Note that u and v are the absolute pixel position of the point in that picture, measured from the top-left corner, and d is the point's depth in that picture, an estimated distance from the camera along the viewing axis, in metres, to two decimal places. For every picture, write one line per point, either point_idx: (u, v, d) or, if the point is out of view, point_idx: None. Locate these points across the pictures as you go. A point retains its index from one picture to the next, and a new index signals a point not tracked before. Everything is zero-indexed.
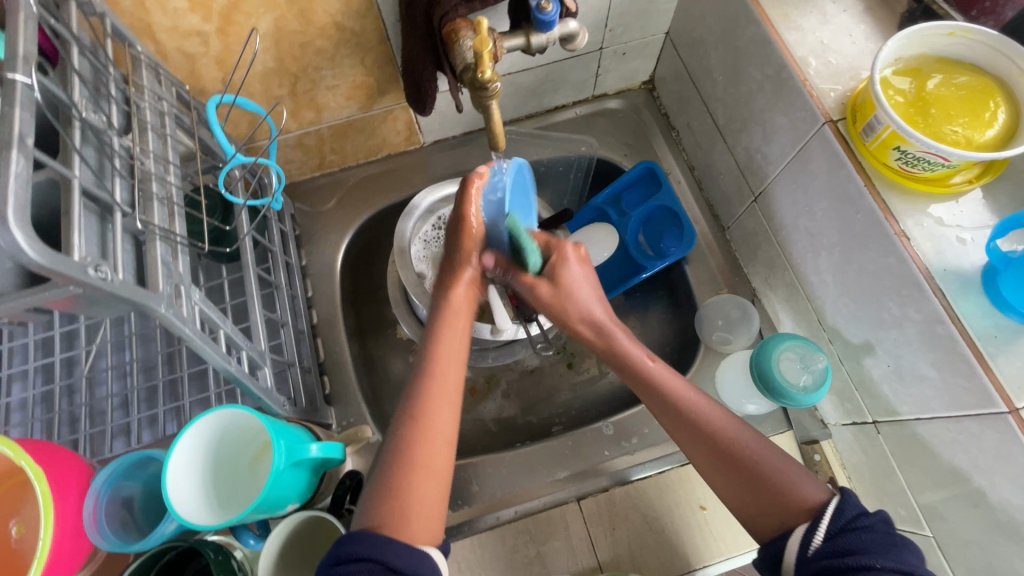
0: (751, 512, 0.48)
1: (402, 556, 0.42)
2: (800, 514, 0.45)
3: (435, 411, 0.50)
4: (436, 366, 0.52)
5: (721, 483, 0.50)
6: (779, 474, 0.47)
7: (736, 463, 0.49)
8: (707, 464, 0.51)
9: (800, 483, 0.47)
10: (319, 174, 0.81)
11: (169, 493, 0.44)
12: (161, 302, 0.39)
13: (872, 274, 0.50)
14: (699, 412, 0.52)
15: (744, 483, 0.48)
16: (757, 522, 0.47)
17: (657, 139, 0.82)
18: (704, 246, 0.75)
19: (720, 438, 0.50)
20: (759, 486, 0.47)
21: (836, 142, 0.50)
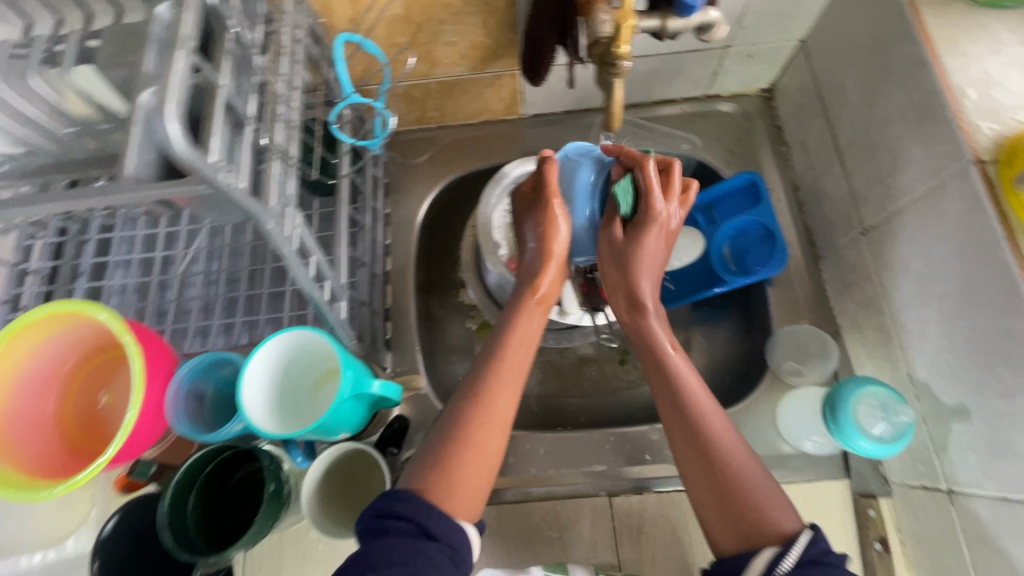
0: (712, 522, 0.47)
1: (440, 522, 0.45)
2: (768, 538, 0.44)
3: (498, 398, 0.53)
4: (506, 354, 0.55)
5: (694, 491, 0.49)
6: (754, 493, 0.46)
7: (716, 469, 0.48)
8: (687, 469, 0.49)
9: (773, 506, 0.46)
10: (417, 127, 0.83)
11: (243, 398, 0.47)
12: (270, 218, 0.42)
13: (988, 334, 0.46)
14: (704, 413, 0.50)
15: (716, 495, 0.47)
16: (718, 534, 0.46)
17: (765, 152, 0.78)
18: (792, 271, 0.71)
19: (714, 443, 0.49)
20: (732, 502, 0.46)
21: (980, 186, 0.45)
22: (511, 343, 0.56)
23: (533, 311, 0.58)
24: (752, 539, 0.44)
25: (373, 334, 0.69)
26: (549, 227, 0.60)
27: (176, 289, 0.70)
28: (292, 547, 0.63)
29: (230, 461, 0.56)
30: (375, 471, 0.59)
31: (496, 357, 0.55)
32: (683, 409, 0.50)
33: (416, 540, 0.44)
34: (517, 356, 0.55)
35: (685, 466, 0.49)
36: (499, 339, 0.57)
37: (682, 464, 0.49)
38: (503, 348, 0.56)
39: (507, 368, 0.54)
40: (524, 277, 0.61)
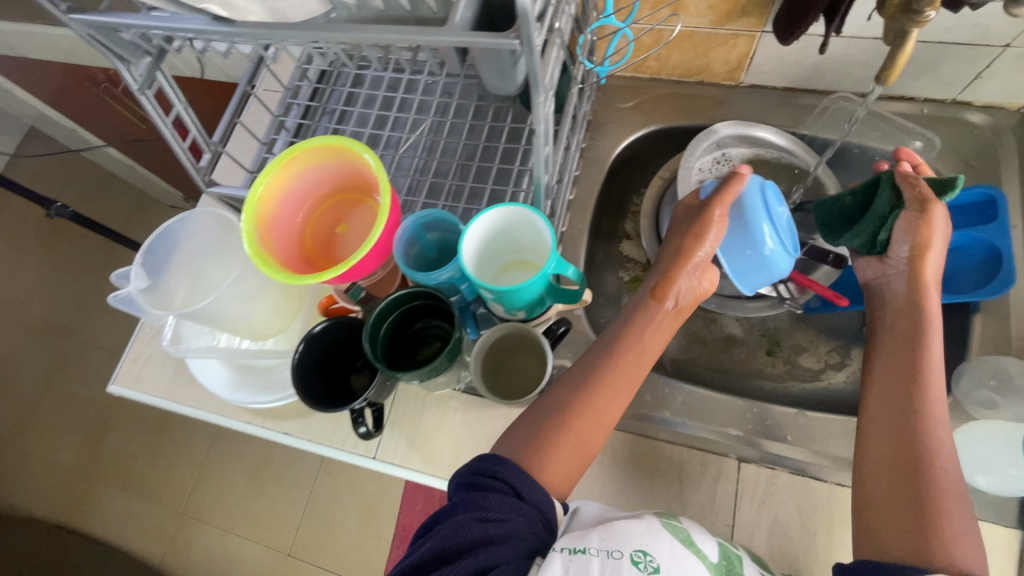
0: (883, 523, 0.48)
1: (532, 489, 0.50)
2: (950, 563, 0.44)
3: (602, 398, 0.56)
4: (621, 358, 0.58)
5: (879, 495, 0.50)
6: (951, 515, 0.47)
7: (919, 478, 0.49)
8: (879, 471, 0.51)
9: (964, 541, 0.45)
10: (631, 75, 0.85)
11: (465, 247, 0.54)
12: (541, 90, 0.46)
13: None
14: (935, 431, 0.51)
15: (905, 501, 0.48)
16: (887, 530, 0.48)
17: (1009, 173, 0.70)
18: (1010, 302, 0.65)
19: (931, 458, 0.49)
20: (918, 512, 0.47)
21: None
22: (629, 353, 0.58)
23: (658, 329, 0.60)
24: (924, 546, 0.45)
25: None
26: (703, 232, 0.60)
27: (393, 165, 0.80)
28: (433, 407, 0.71)
29: (416, 310, 0.63)
30: (533, 350, 0.65)
31: (609, 358, 0.58)
32: (910, 430, 0.51)
33: (511, 500, 0.49)
34: (631, 376, 0.58)
35: (884, 462, 0.51)
36: (622, 342, 0.59)
37: (880, 458, 0.51)
38: (620, 353, 0.58)
39: (622, 365, 0.58)
40: (655, 278, 0.62)
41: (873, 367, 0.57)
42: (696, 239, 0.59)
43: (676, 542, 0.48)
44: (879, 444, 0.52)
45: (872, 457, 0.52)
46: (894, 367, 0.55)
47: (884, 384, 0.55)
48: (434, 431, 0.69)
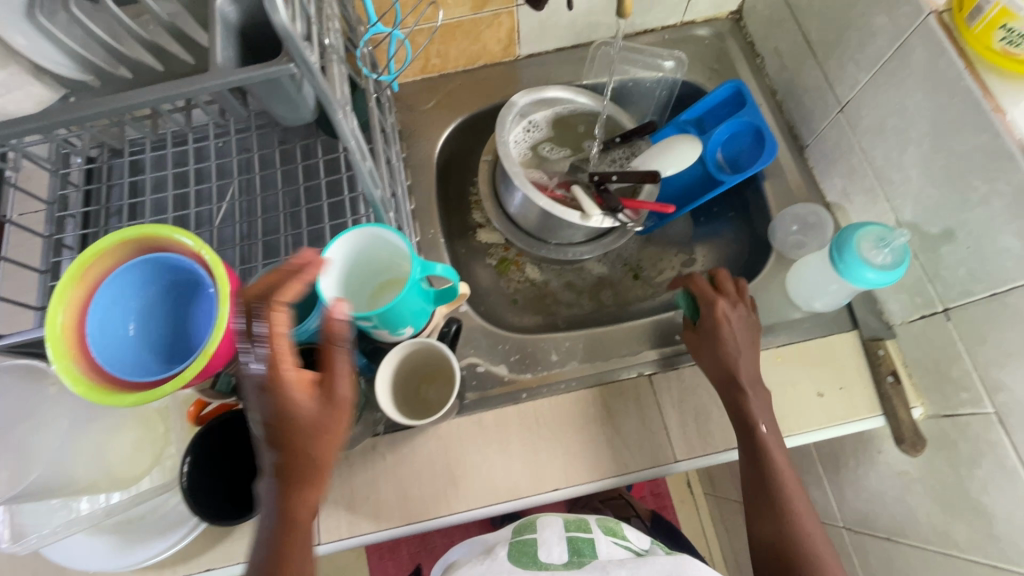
0: (758, 518, 0.61)
1: None
2: (802, 535, 0.58)
3: (293, 497, 0.46)
4: (292, 474, 0.45)
5: (754, 506, 0.62)
6: (795, 503, 0.60)
7: (769, 486, 0.60)
8: (755, 493, 0.61)
9: (805, 515, 0.59)
10: (421, 77, 0.87)
11: (321, 284, 0.51)
12: (338, 107, 0.46)
13: (961, 156, 0.53)
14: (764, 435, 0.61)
15: (768, 508, 0.60)
16: (761, 528, 0.61)
17: (741, 66, 0.86)
18: (781, 163, 0.79)
19: (771, 464, 0.60)
20: (777, 514, 0.60)
21: (939, 32, 0.53)
22: (297, 449, 0.45)
23: (322, 448, 0.45)
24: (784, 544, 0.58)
25: None
26: (289, 392, 0.43)
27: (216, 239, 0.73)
28: (363, 462, 0.66)
29: None
30: (439, 367, 0.63)
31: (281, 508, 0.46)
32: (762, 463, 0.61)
33: None
34: (305, 504, 0.46)
35: (750, 480, 0.62)
36: (281, 450, 0.45)
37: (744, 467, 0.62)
38: (291, 464, 0.45)
39: (295, 477, 0.46)
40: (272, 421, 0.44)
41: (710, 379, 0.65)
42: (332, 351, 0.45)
43: (516, 568, 0.56)
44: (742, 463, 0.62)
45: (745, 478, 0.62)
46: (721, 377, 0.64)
47: (721, 387, 0.64)
48: (372, 486, 0.66)
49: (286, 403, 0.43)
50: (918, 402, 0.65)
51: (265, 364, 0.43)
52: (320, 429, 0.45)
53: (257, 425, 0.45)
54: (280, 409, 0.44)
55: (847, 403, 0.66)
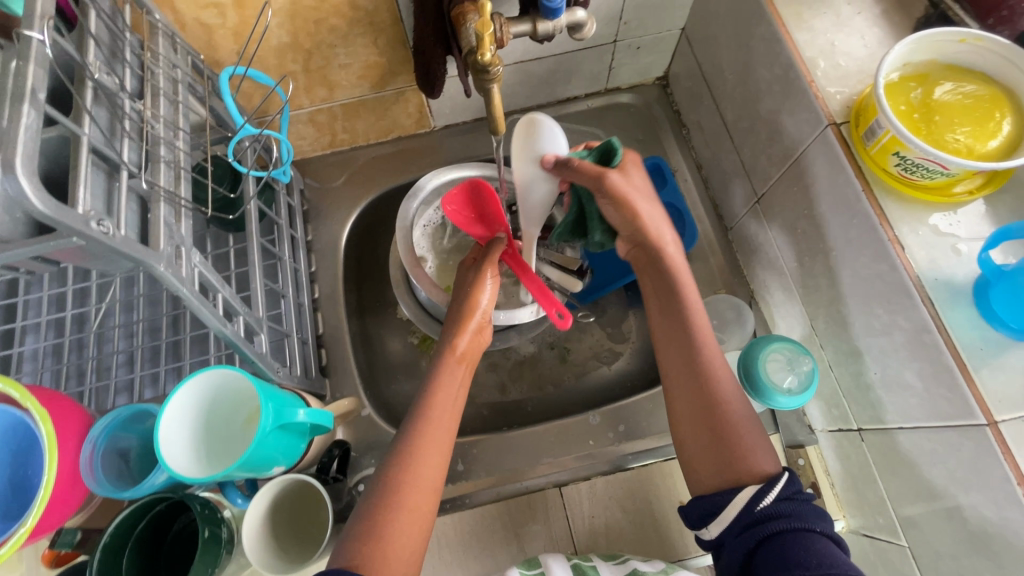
0: (700, 469, 0.51)
1: None
2: (752, 476, 0.47)
3: (424, 447, 0.52)
4: (428, 426, 0.53)
5: (687, 439, 0.52)
6: (747, 441, 0.49)
7: (731, 460, 0.49)
8: (682, 396, 0.53)
9: (757, 453, 0.49)
10: (330, 151, 0.82)
11: (161, 447, 0.45)
12: (160, 260, 0.41)
13: (864, 280, 0.50)
14: (718, 387, 0.52)
15: (716, 459, 0.50)
16: (703, 477, 0.50)
17: (667, 136, 0.81)
18: (705, 246, 0.75)
19: (722, 412, 0.51)
20: (723, 455, 0.49)
21: (837, 146, 0.49)
22: (447, 381, 0.57)
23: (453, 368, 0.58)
24: (722, 465, 0.49)
25: (305, 362, 0.67)
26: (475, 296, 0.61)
27: (93, 346, 0.67)
28: None
29: (163, 516, 0.53)
30: (317, 498, 0.57)
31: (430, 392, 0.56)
32: (688, 342, 0.54)
33: None
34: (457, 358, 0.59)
35: (692, 442, 0.51)
36: (424, 401, 0.55)
37: (685, 420, 0.52)
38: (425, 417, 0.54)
39: (431, 430, 0.53)
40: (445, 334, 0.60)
41: (659, 344, 0.57)
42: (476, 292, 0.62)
43: None
44: (685, 419, 0.53)
45: (674, 379, 0.54)
46: (675, 342, 0.55)
47: (673, 352, 0.55)
48: None
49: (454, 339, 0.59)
50: (840, 514, 0.61)
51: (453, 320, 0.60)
52: (484, 297, 0.62)
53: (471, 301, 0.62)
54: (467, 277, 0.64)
55: None
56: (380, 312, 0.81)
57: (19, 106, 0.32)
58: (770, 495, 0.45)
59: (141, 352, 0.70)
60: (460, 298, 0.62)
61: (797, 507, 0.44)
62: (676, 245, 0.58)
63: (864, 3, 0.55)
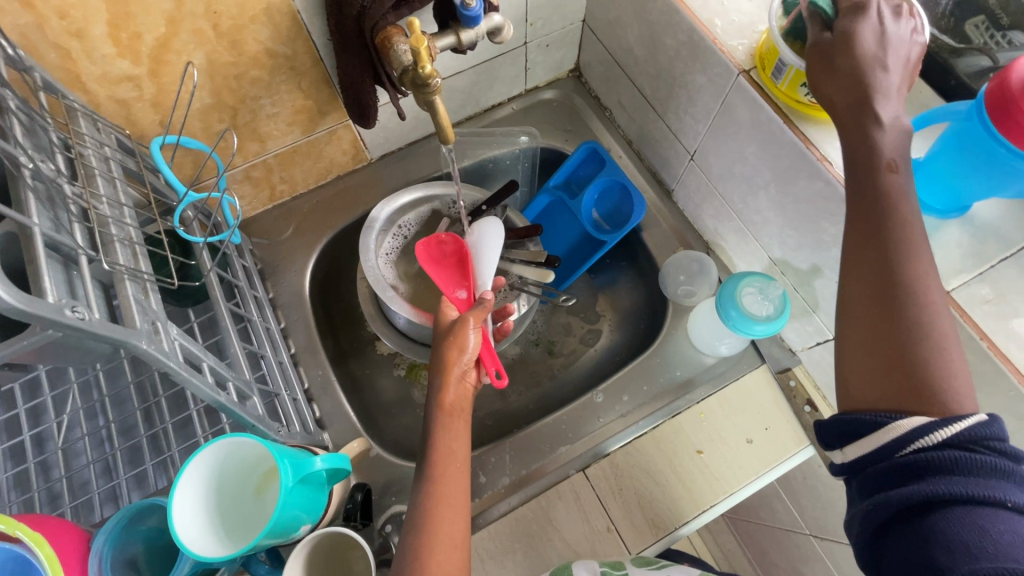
0: (854, 380, 0.41)
1: None
2: (920, 402, 0.37)
3: (441, 519, 0.49)
4: (440, 494, 0.51)
5: (858, 358, 0.40)
6: (948, 367, 0.38)
7: (912, 374, 0.38)
8: (866, 311, 0.40)
9: (955, 383, 0.38)
10: (271, 205, 0.80)
11: (178, 532, 0.43)
12: (142, 338, 0.39)
13: (806, 201, 0.55)
14: (922, 299, 0.39)
15: (896, 377, 0.38)
16: (859, 387, 0.40)
17: (593, 121, 0.86)
18: (654, 212, 0.79)
19: (926, 331, 0.38)
20: (912, 372, 0.38)
21: (752, 90, 0.55)
22: (450, 426, 0.55)
23: (450, 426, 0.55)
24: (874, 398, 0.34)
25: (301, 418, 0.65)
26: (460, 349, 0.57)
27: (62, 463, 0.62)
28: None
29: None
30: (354, 547, 0.55)
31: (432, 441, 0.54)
32: None
33: None
34: (451, 405, 0.56)
35: (865, 357, 0.40)
36: (428, 466, 0.52)
37: None
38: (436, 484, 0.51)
39: (445, 499, 0.51)
40: (433, 382, 0.57)
41: None
42: (459, 349, 0.57)
43: None
44: (855, 313, 0.41)
45: None
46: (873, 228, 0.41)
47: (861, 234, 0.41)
48: None
49: (439, 396, 0.56)
50: None
51: (438, 370, 0.57)
52: (468, 351, 0.57)
53: (463, 368, 0.57)
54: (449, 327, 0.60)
55: (775, 443, 0.66)
56: (361, 352, 0.80)
57: None
58: (949, 436, 0.35)
59: (118, 456, 0.65)
60: (444, 349, 0.58)
61: (989, 459, 0.34)
62: None
63: None
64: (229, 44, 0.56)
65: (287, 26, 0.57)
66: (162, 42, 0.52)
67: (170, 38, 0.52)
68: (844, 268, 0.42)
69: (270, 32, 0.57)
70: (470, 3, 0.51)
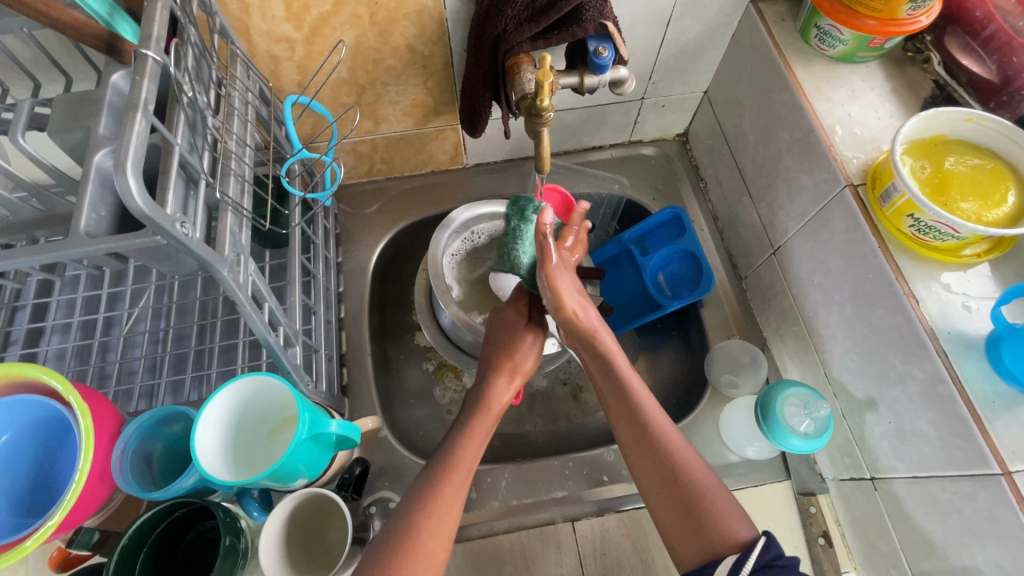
0: (677, 538, 0.50)
1: None
2: (728, 545, 0.46)
3: (441, 504, 0.50)
4: (445, 485, 0.51)
5: (660, 511, 0.52)
6: (716, 504, 0.49)
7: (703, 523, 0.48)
8: (646, 466, 0.53)
9: (732, 518, 0.48)
10: (365, 180, 0.85)
11: (196, 448, 0.47)
12: (225, 265, 0.43)
13: (880, 330, 0.53)
14: (667, 442, 0.53)
15: (690, 526, 0.49)
16: (685, 550, 0.49)
17: (686, 188, 0.86)
18: (720, 292, 0.78)
19: (676, 465, 0.52)
20: (694, 518, 0.49)
21: (855, 205, 0.54)
22: (478, 417, 0.57)
23: (491, 415, 0.58)
24: (713, 546, 0.47)
25: (329, 379, 0.69)
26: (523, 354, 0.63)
27: (120, 350, 0.68)
28: None
29: (180, 522, 0.53)
30: (337, 511, 0.58)
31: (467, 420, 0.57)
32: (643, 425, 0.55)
33: None
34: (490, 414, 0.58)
35: (663, 512, 0.51)
36: (445, 457, 0.53)
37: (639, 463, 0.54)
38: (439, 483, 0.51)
39: (450, 483, 0.51)
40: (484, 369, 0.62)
41: (620, 436, 0.56)
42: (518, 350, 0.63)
43: None
44: (660, 489, 0.52)
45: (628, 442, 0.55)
46: (616, 402, 0.57)
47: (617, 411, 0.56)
48: None
49: (484, 391, 0.59)
50: (851, 565, 0.62)
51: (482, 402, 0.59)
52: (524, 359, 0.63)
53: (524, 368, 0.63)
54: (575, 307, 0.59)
55: None
56: (401, 337, 0.83)
57: (132, 116, 0.36)
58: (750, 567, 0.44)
59: (165, 360, 0.70)
60: (503, 343, 0.63)
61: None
62: (599, 320, 0.60)
63: (877, 81, 0.61)
64: (379, 33, 0.61)
65: (434, 29, 0.62)
66: (323, 18, 0.58)
67: (331, 16, 0.58)
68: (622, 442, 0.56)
69: (417, 31, 0.62)
70: (603, 53, 0.54)
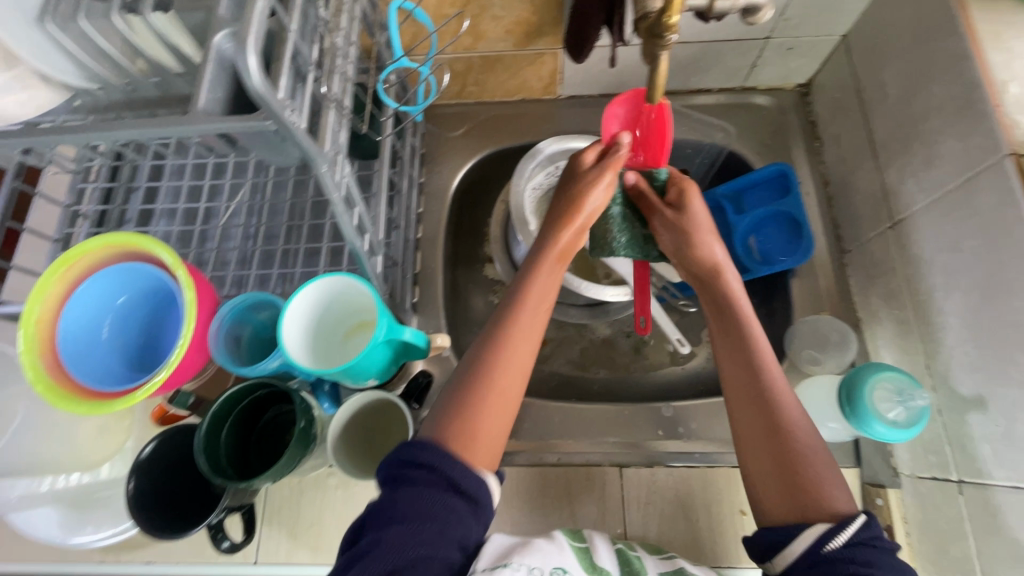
0: (768, 495, 0.47)
1: None
2: (822, 514, 0.44)
3: (507, 363, 0.50)
4: (510, 340, 0.51)
5: (751, 456, 0.49)
6: (818, 470, 0.46)
7: (801, 485, 0.46)
8: (749, 418, 0.51)
9: (832, 489, 0.45)
10: (455, 102, 0.83)
11: (282, 335, 0.50)
12: (324, 161, 0.44)
13: (1011, 324, 0.47)
14: (779, 397, 0.50)
15: (783, 484, 0.46)
16: (771, 504, 0.46)
17: (798, 145, 0.78)
18: (817, 263, 0.72)
19: (782, 415, 0.49)
20: (791, 475, 0.46)
21: (1013, 178, 0.46)
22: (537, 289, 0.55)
23: (548, 271, 0.56)
24: (804, 509, 0.44)
25: (402, 294, 0.70)
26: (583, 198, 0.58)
27: (216, 239, 0.73)
28: (311, 490, 0.66)
29: (262, 400, 0.58)
30: (396, 414, 0.61)
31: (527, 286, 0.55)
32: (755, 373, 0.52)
33: None
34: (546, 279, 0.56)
35: (756, 468, 0.48)
36: (508, 320, 0.53)
37: (741, 407, 0.51)
38: (479, 395, 0.48)
39: (516, 345, 0.51)
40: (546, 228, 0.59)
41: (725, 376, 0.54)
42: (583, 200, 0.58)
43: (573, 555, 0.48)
44: (762, 444, 0.49)
45: (732, 382, 0.53)
46: (728, 337, 0.55)
47: (728, 356, 0.54)
48: (316, 516, 0.65)
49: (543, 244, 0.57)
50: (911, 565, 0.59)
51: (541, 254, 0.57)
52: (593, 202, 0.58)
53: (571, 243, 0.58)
54: (694, 247, 0.60)
55: None
56: (471, 266, 0.83)
57: None
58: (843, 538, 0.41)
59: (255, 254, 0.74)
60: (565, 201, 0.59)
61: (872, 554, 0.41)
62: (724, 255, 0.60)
63: None
64: None
65: None
66: None
67: None
68: (727, 387, 0.54)
69: None
70: None
